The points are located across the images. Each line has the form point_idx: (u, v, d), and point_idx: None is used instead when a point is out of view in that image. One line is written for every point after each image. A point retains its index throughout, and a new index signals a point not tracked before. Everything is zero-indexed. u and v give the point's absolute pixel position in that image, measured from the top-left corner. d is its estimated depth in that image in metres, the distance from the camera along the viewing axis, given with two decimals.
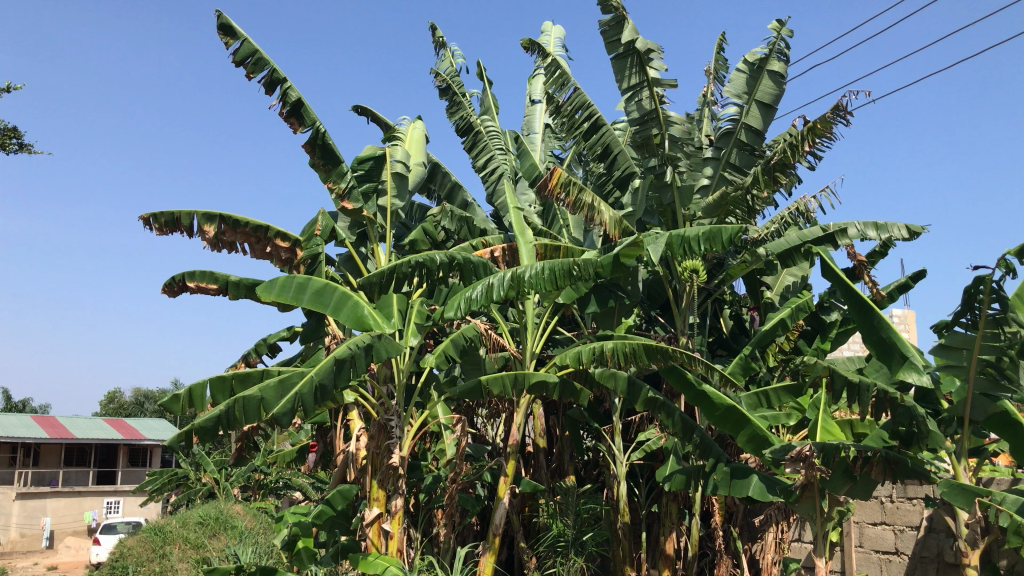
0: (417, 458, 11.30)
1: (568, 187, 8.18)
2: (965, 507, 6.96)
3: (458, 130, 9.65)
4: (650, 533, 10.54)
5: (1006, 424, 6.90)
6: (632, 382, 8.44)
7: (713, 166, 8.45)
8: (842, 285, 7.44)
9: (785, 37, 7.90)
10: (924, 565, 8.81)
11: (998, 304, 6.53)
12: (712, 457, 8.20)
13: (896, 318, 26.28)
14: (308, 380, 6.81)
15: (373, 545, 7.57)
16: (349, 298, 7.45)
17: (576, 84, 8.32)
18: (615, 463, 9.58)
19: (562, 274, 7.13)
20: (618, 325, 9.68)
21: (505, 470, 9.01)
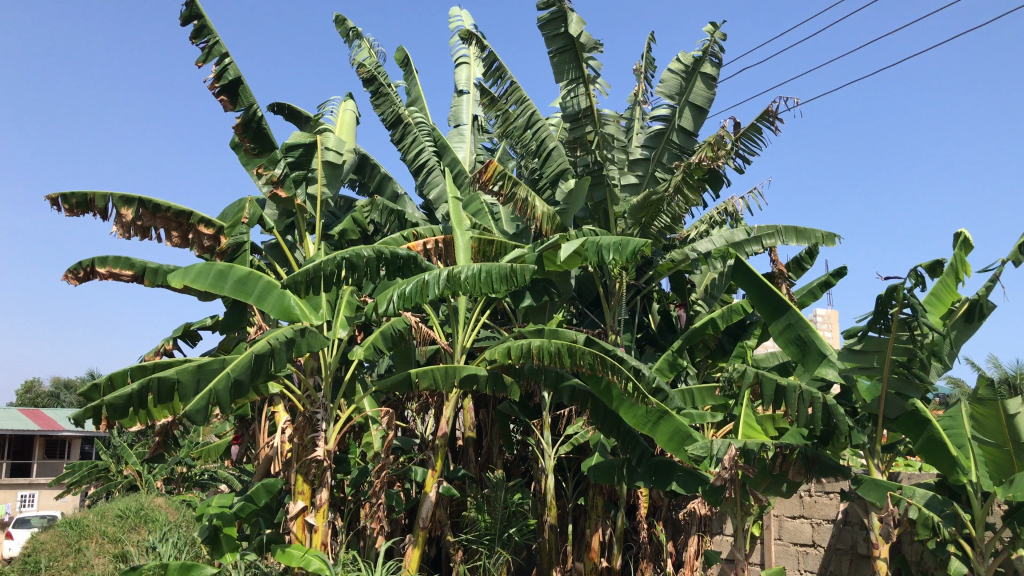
0: (344, 451, 11.16)
1: (502, 180, 8.19)
2: (876, 503, 7.12)
3: (386, 122, 9.48)
4: (577, 527, 10.64)
5: (915, 424, 7.05)
6: (560, 374, 8.63)
7: (644, 166, 8.62)
8: (751, 285, 7.60)
9: (718, 40, 8.06)
10: (839, 557, 9.11)
11: (909, 309, 6.77)
12: (636, 451, 8.46)
13: (819, 315, 27.42)
14: (224, 375, 6.70)
15: (297, 539, 7.51)
16: (273, 288, 7.32)
17: (512, 78, 8.37)
18: (543, 456, 9.59)
19: (498, 276, 7.11)
20: (550, 320, 9.72)
21: (432, 464, 8.97)
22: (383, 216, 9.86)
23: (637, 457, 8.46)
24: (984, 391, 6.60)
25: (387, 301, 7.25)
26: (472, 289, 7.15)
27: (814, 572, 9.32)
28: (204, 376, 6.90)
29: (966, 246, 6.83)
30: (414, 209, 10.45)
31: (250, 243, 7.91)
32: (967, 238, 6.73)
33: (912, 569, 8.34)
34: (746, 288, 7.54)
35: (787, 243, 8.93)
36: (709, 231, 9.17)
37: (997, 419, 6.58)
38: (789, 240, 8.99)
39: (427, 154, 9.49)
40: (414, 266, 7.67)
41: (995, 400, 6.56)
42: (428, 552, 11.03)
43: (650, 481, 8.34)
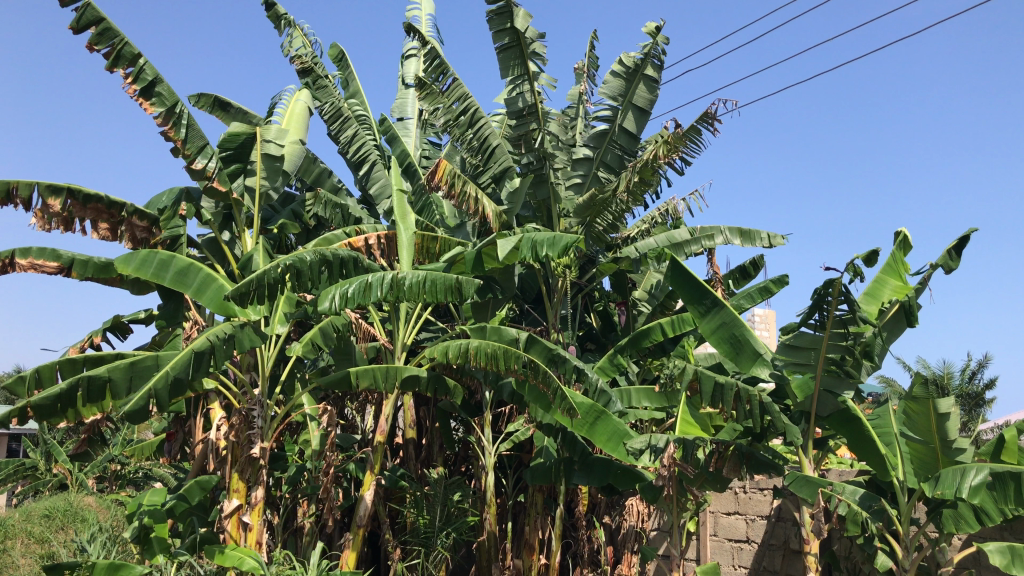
0: (282, 448, 10.98)
1: (453, 179, 8.11)
2: (808, 498, 7.24)
3: (325, 114, 9.34)
4: (516, 524, 10.62)
5: (845, 422, 7.26)
6: (500, 376, 8.89)
7: (587, 166, 8.65)
8: (685, 286, 7.60)
9: (661, 43, 8.08)
10: (772, 552, 9.27)
11: (845, 305, 6.84)
12: (574, 451, 8.62)
13: (758, 316, 28.04)
14: (163, 374, 6.46)
15: (231, 538, 7.26)
16: (212, 280, 7.12)
17: (455, 74, 8.32)
18: (484, 454, 9.55)
19: (443, 286, 7.19)
20: (493, 318, 9.67)
21: (370, 462, 8.85)
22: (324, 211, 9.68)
23: (575, 457, 8.67)
24: (918, 389, 6.70)
25: (327, 299, 7.09)
26: (417, 295, 7.17)
27: (748, 568, 9.47)
28: (137, 374, 6.72)
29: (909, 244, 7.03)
30: (355, 203, 10.31)
31: (186, 235, 7.97)
32: (906, 236, 6.91)
33: (842, 564, 8.53)
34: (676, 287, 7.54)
35: (730, 242, 9.11)
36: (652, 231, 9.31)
37: (927, 417, 6.69)
38: (732, 239, 9.17)
39: (369, 148, 9.39)
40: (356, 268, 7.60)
41: (926, 398, 6.65)
42: (366, 551, 10.89)
43: (585, 478, 8.48)
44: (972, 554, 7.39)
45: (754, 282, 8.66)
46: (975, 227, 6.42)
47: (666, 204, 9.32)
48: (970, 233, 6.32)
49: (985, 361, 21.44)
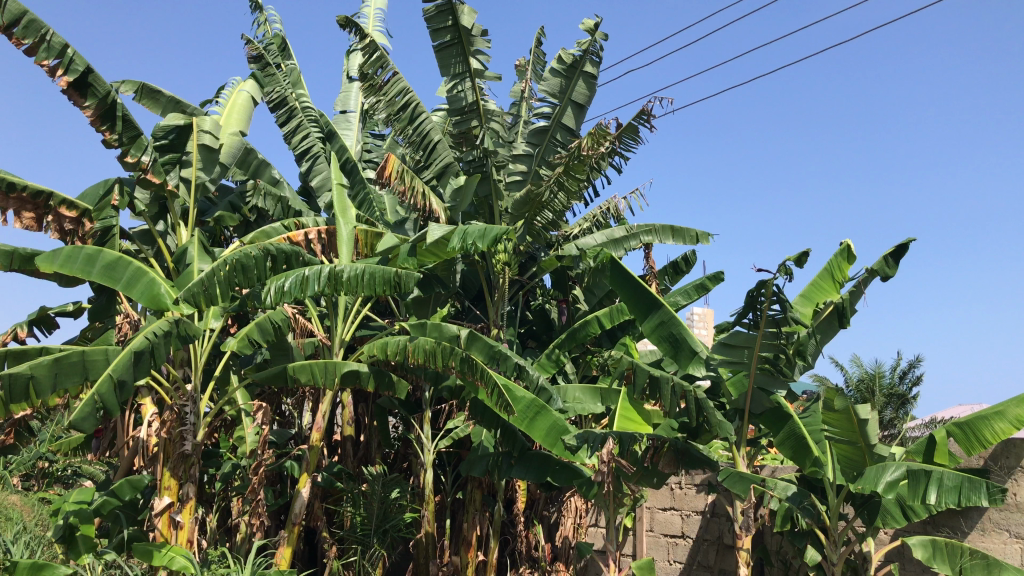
0: (216, 446, 10.71)
1: (403, 174, 8.10)
2: (742, 495, 7.30)
3: (271, 103, 9.15)
4: (454, 521, 10.55)
5: (777, 420, 7.39)
6: (438, 372, 8.78)
7: (529, 163, 8.56)
8: (626, 286, 7.72)
9: (599, 40, 8.08)
10: (706, 547, 9.42)
11: (777, 306, 6.97)
12: (515, 446, 8.53)
13: (696, 315, 28.55)
14: (105, 379, 6.32)
15: (160, 537, 6.89)
16: (143, 273, 6.74)
17: (395, 68, 8.23)
18: (423, 451, 9.44)
19: (382, 281, 7.07)
20: (434, 315, 9.59)
21: (307, 460, 8.64)
22: (263, 204, 9.52)
23: (515, 453, 8.60)
24: (837, 400, 6.97)
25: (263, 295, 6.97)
26: (353, 291, 7.06)
27: (682, 562, 9.60)
28: (63, 370, 6.42)
29: (850, 252, 7.25)
30: (293, 195, 10.14)
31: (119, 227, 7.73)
32: (849, 246, 7.02)
33: (773, 558, 8.68)
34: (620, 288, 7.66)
35: (664, 241, 9.20)
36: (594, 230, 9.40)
37: (849, 422, 6.97)
38: (665, 238, 9.26)
39: (312, 140, 9.20)
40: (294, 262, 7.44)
41: (846, 407, 6.96)
42: (302, 549, 10.68)
43: (524, 474, 8.40)
44: (897, 547, 7.57)
45: (692, 280, 8.76)
46: (912, 238, 6.57)
47: (607, 203, 9.35)
48: (908, 242, 6.50)
49: (914, 360, 22.08)
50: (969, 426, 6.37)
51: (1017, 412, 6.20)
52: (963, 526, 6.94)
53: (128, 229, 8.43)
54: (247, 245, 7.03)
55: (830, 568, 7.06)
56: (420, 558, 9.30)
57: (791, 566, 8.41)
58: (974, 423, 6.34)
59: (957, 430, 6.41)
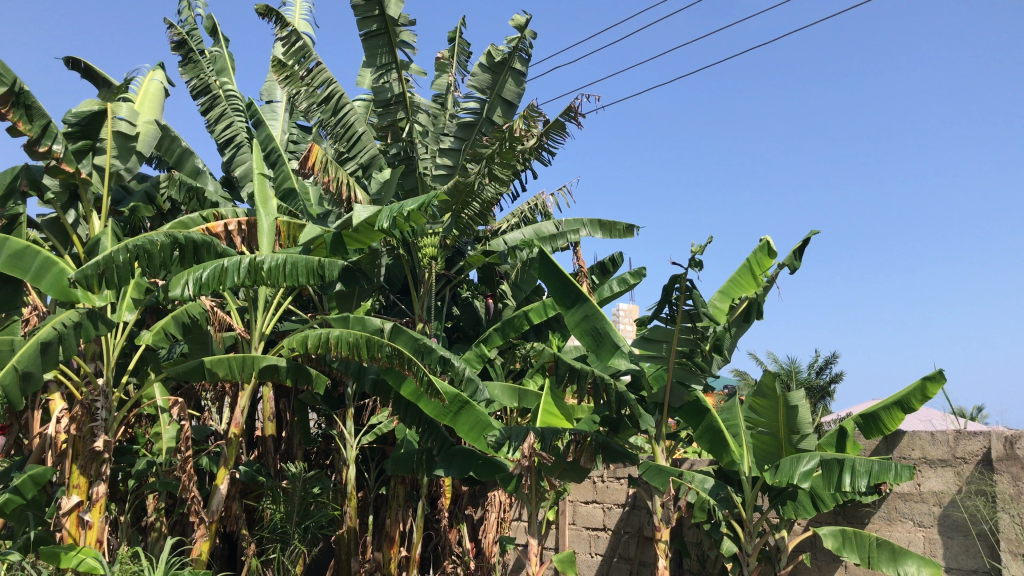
0: (130, 442, 10.31)
1: (326, 164, 7.93)
2: (660, 487, 7.39)
3: (193, 91, 8.89)
4: (377, 517, 10.39)
5: (696, 415, 7.46)
6: (361, 367, 8.49)
7: (454, 158, 8.37)
8: (552, 278, 7.65)
9: (529, 37, 7.96)
10: (627, 540, 9.52)
11: (692, 302, 7.10)
12: (436, 440, 8.43)
13: (622, 311, 29.07)
14: (10, 370, 5.98)
15: (68, 537, 6.53)
16: (53, 263, 6.45)
17: (317, 57, 8.09)
18: (344, 447, 9.25)
19: (305, 270, 6.96)
20: (359, 309, 9.42)
21: (223, 456, 8.09)
22: (184, 195, 9.20)
23: (438, 447, 8.41)
24: (768, 383, 6.90)
25: (181, 285, 6.69)
26: (277, 284, 6.90)
27: (603, 555, 9.70)
28: None
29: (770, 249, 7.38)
30: (217, 187, 9.81)
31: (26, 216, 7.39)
32: (769, 242, 7.16)
33: (691, 550, 8.80)
34: (542, 278, 7.59)
35: (592, 235, 9.25)
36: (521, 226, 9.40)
37: (775, 409, 6.91)
38: (594, 233, 9.30)
39: (236, 128, 8.85)
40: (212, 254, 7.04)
41: (775, 394, 6.88)
42: (220, 547, 10.35)
43: (446, 470, 8.25)
44: (809, 538, 7.48)
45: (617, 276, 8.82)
46: (819, 231, 6.68)
47: (534, 200, 9.40)
48: (811, 236, 6.65)
49: (831, 357, 22.79)
50: (870, 416, 6.60)
51: (911, 400, 6.37)
52: (866, 516, 6.96)
53: (35, 217, 7.94)
54: (153, 232, 6.70)
55: (744, 558, 7.20)
56: (341, 554, 9.13)
57: (708, 558, 8.51)
58: (875, 414, 6.57)
59: (859, 420, 6.64)
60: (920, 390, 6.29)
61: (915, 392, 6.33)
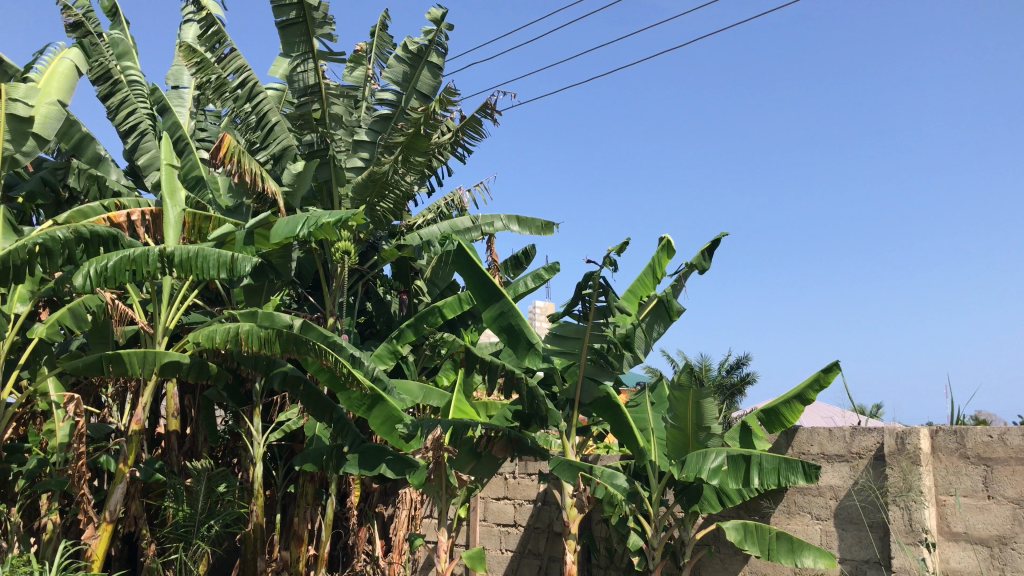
0: (20, 441, 9.73)
1: (238, 156, 7.54)
2: (569, 481, 7.39)
3: (92, 76, 8.41)
4: (285, 516, 10.14)
5: (606, 408, 7.52)
6: (271, 358, 8.13)
7: (370, 151, 8.28)
8: (470, 272, 7.70)
9: (444, 29, 7.84)
10: (536, 535, 9.58)
11: (604, 299, 7.16)
12: (348, 438, 8.08)
13: (539, 309, 29.26)
14: None
15: None
16: None
17: (232, 43, 7.77)
18: (251, 445, 8.92)
19: (218, 262, 6.60)
20: (269, 306, 9.01)
21: (123, 453, 7.63)
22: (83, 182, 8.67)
23: (348, 443, 8.09)
24: (683, 378, 6.94)
25: (81, 276, 6.29)
26: (189, 271, 6.59)
27: (514, 551, 9.71)
28: None
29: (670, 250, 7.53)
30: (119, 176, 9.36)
31: None
32: (667, 242, 7.29)
33: (599, 545, 8.88)
34: (463, 274, 7.60)
35: (510, 229, 9.17)
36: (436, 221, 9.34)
37: (685, 404, 6.94)
38: (511, 226, 9.22)
39: (140, 116, 8.51)
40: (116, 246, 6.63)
41: (687, 388, 6.91)
42: (119, 549, 9.90)
43: (358, 467, 8.03)
44: (712, 531, 7.60)
45: (531, 272, 8.77)
46: (724, 231, 6.80)
47: (452, 194, 9.35)
48: (720, 235, 6.81)
49: (739, 356, 23.43)
50: (773, 411, 6.77)
51: (808, 393, 6.60)
52: (768, 509, 7.12)
53: None
54: (53, 227, 6.23)
55: (650, 552, 7.27)
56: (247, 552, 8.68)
57: (616, 552, 8.59)
58: (777, 409, 6.75)
59: (763, 415, 6.80)
60: (817, 383, 6.50)
61: (813, 384, 6.55)
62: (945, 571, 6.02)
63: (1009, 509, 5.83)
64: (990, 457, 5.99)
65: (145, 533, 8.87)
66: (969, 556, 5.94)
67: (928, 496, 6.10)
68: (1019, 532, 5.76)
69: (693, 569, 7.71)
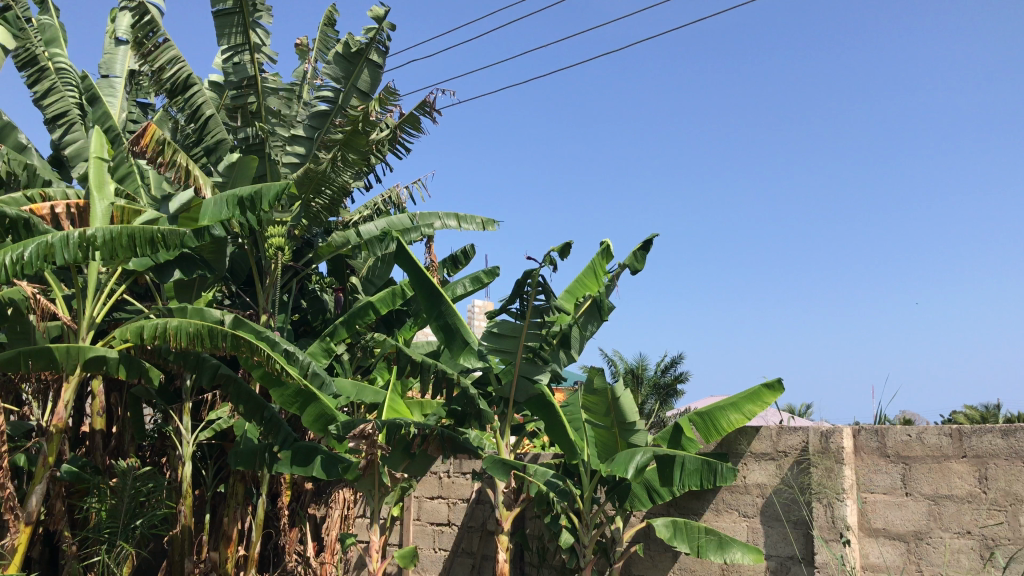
0: None
1: (162, 146, 7.26)
2: (502, 480, 7.35)
3: (18, 61, 8.15)
4: (214, 516, 9.94)
5: (542, 408, 7.47)
6: (200, 356, 7.94)
7: (306, 146, 8.14)
8: (413, 271, 7.67)
9: (385, 29, 7.80)
10: (470, 534, 9.60)
11: (541, 296, 7.11)
12: (278, 438, 7.96)
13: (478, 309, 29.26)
14: None
15: None
16: None
17: (167, 32, 7.54)
18: (180, 443, 8.73)
19: (142, 241, 6.35)
20: (200, 303, 8.93)
21: (43, 452, 7.29)
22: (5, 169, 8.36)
23: (279, 442, 7.98)
24: (597, 380, 7.23)
25: None
26: (110, 254, 6.31)
27: (447, 550, 9.72)
28: None
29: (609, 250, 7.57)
30: (42, 163, 9.06)
31: None
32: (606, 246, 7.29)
33: (531, 544, 8.89)
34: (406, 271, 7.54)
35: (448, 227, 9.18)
36: (373, 218, 9.30)
37: (606, 404, 7.23)
38: (449, 224, 9.18)
39: (69, 104, 8.31)
40: (27, 230, 6.48)
41: (605, 388, 7.19)
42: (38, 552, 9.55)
43: (291, 468, 7.95)
44: (642, 529, 7.65)
45: (468, 273, 8.78)
46: (657, 234, 6.87)
47: (390, 192, 9.33)
48: (653, 236, 6.92)
49: (674, 358, 23.82)
50: (709, 415, 6.83)
51: (749, 405, 6.69)
52: (699, 507, 7.23)
53: None
54: None
55: (581, 550, 7.31)
56: (175, 555, 8.73)
57: (548, 551, 8.64)
58: (713, 413, 6.81)
59: (699, 418, 6.85)
60: (758, 395, 6.66)
61: (754, 397, 6.68)
62: (865, 566, 6.21)
63: (925, 506, 6.05)
64: (908, 455, 6.20)
65: (66, 534, 8.58)
66: (888, 551, 6.15)
67: (848, 493, 6.30)
68: (933, 527, 5.99)
69: (625, 567, 7.75)
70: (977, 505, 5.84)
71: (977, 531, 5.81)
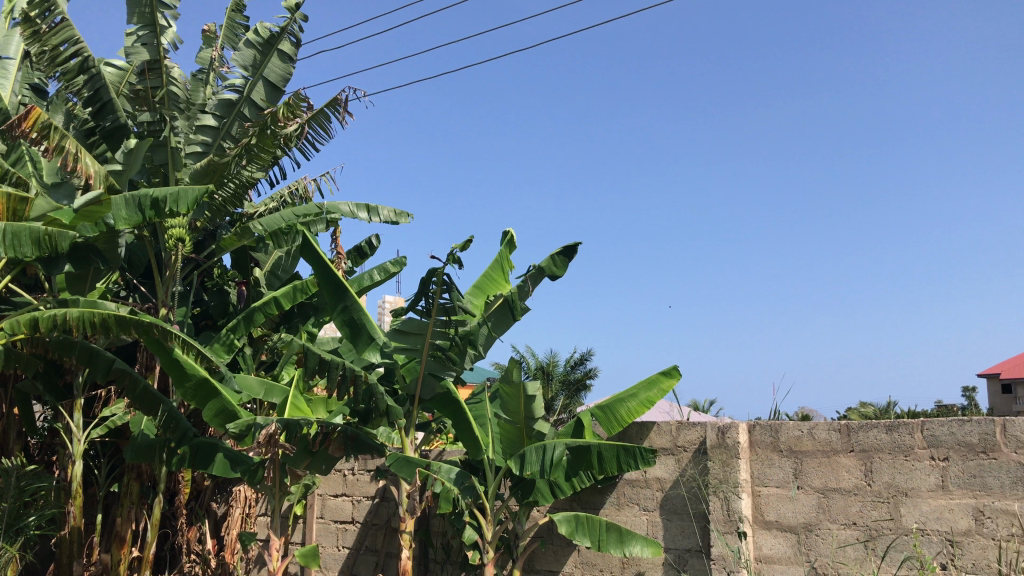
0: None
1: (47, 130, 6.78)
2: (407, 478, 7.34)
3: None
4: (106, 517, 9.54)
5: (449, 404, 7.33)
6: (93, 348, 7.46)
7: (211, 135, 7.80)
8: (317, 262, 7.49)
9: (297, 18, 7.63)
10: (374, 531, 9.50)
11: (446, 295, 7.04)
12: (177, 433, 7.70)
13: (388, 304, 28.96)
14: None
15: None
16: None
17: (64, 11, 7.14)
18: (70, 441, 8.34)
19: (30, 239, 6.05)
20: (91, 294, 8.51)
21: None
22: None
23: (177, 438, 7.72)
24: (512, 374, 7.16)
25: None
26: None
27: (350, 548, 9.61)
28: None
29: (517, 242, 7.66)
30: None
31: None
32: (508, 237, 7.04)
33: (435, 540, 8.85)
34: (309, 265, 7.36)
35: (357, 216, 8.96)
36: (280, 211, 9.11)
37: (517, 399, 7.10)
38: (358, 213, 9.04)
39: None
40: None
41: (516, 383, 7.14)
42: None
43: (191, 463, 7.72)
44: (545, 524, 7.70)
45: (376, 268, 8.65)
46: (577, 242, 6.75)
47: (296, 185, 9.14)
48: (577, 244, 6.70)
49: (582, 354, 24.13)
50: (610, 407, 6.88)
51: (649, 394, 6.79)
52: (600, 502, 7.33)
53: None
54: None
55: (485, 546, 7.30)
56: (62, 558, 8.18)
57: (452, 547, 8.63)
58: (613, 404, 6.87)
59: (601, 412, 6.87)
60: (658, 387, 6.80)
61: (653, 386, 6.79)
62: (758, 557, 6.42)
63: (814, 499, 6.27)
64: (800, 450, 6.42)
65: None
66: (780, 542, 6.36)
67: (744, 487, 6.50)
68: (822, 520, 6.21)
69: (528, 563, 7.77)
70: (863, 497, 6.08)
71: (863, 522, 6.04)
